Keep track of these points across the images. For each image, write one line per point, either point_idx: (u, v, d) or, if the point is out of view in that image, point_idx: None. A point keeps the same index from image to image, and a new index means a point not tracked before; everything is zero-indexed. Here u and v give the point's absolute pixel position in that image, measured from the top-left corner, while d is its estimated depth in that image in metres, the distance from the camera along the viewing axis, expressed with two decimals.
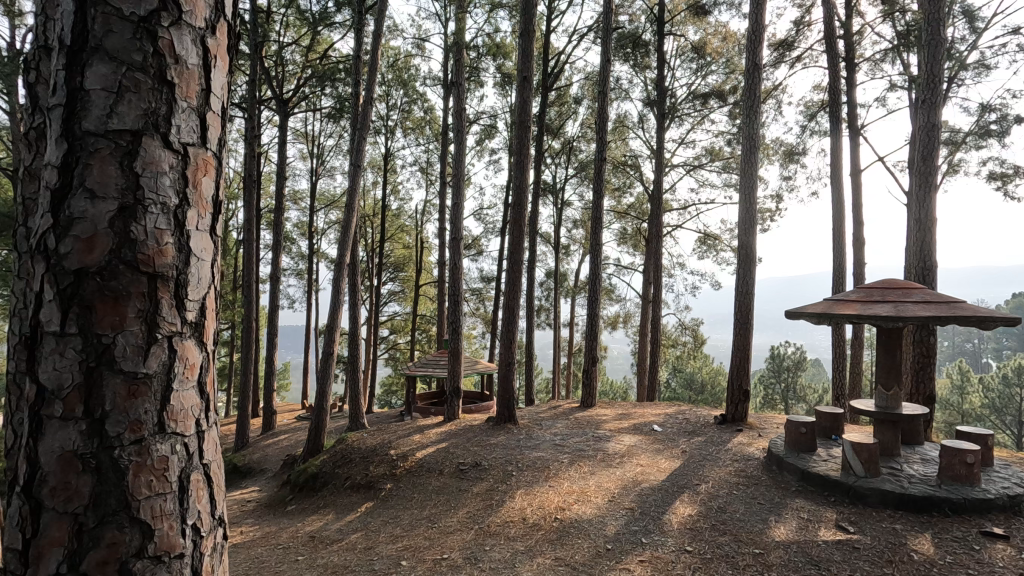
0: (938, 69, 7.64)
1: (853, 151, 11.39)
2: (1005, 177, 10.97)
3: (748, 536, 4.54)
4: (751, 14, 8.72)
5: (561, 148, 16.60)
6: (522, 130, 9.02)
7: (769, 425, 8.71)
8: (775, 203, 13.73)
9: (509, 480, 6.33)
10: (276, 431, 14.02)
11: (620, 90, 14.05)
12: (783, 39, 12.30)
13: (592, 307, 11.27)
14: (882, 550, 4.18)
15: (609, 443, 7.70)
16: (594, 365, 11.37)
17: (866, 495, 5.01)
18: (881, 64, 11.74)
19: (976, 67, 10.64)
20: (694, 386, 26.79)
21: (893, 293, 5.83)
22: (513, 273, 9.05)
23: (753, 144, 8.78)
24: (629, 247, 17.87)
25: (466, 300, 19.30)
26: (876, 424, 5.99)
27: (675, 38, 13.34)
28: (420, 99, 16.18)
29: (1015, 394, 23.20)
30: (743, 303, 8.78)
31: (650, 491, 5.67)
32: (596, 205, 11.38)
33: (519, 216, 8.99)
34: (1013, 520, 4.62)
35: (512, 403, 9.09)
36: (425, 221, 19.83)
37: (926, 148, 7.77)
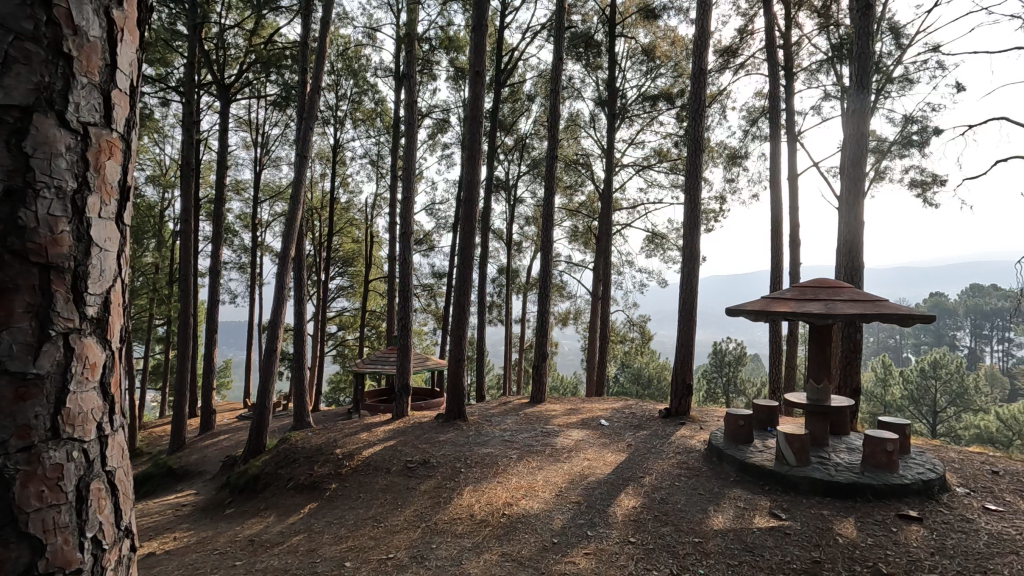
0: (867, 80, 8.11)
1: (791, 157, 11.97)
2: (924, 185, 11.77)
3: (688, 526, 4.69)
4: (698, 20, 8.97)
5: (514, 145, 16.67)
6: (475, 127, 8.97)
7: (711, 418, 9.02)
8: (719, 204, 14.26)
9: (458, 476, 6.30)
10: (215, 431, 13.43)
11: (573, 89, 14.22)
12: (728, 46, 12.77)
13: (543, 303, 11.35)
14: (810, 534, 4.42)
15: (558, 438, 7.80)
16: (544, 362, 11.45)
17: (797, 483, 5.28)
18: (817, 74, 12.41)
19: (900, 81, 11.40)
20: (641, 380, 27.52)
21: (823, 292, 6.14)
22: (464, 269, 8.99)
23: (698, 146, 9.07)
24: (580, 246, 18.11)
25: (416, 296, 19.04)
26: (807, 416, 6.31)
27: (627, 40, 13.59)
28: (370, 89, 15.85)
29: (931, 385, 25.06)
30: (688, 300, 9.06)
31: (597, 484, 5.78)
32: (548, 202, 11.44)
33: (470, 212, 8.96)
34: (925, 503, 4.99)
35: (461, 400, 9.05)
36: (376, 216, 19.46)
37: (855, 156, 8.27)
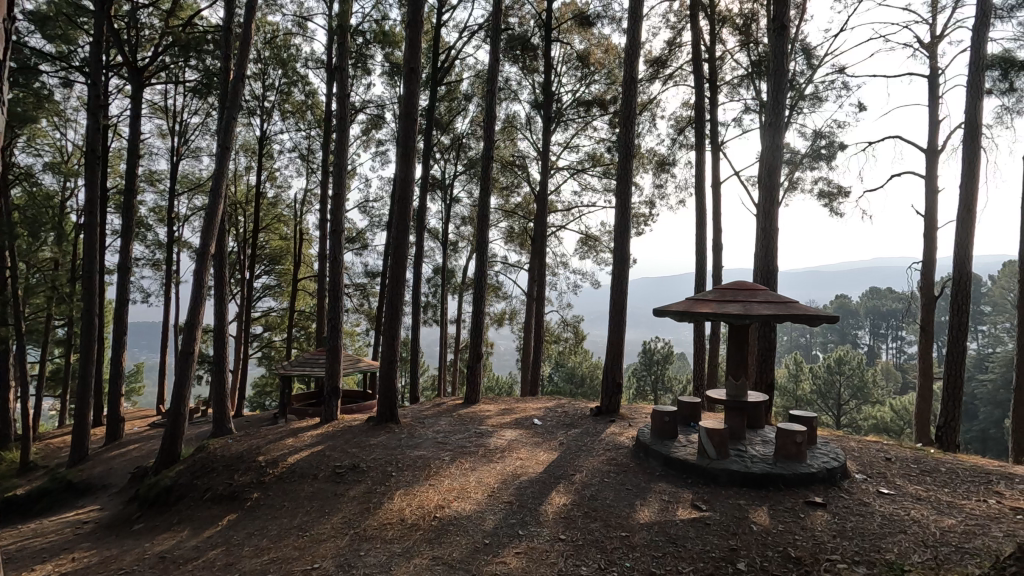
0: (782, 97, 8.68)
1: (715, 165, 12.60)
2: (830, 195, 12.74)
3: (616, 520, 4.83)
4: (630, 30, 9.26)
5: (451, 144, 16.58)
6: (410, 124, 8.80)
7: (638, 415, 9.33)
8: (649, 209, 14.81)
9: (388, 480, 6.15)
10: (123, 441, 12.43)
11: (509, 91, 14.30)
12: (658, 57, 13.27)
13: (479, 305, 11.31)
14: (728, 524, 4.66)
15: (491, 439, 7.80)
16: (478, 363, 11.42)
17: (717, 475, 5.56)
18: (738, 88, 13.17)
19: (811, 98, 12.30)
20: (575, 380, 28.17)
21: (741, 294, 6.51)
22: (397, 268, 8.80)
23: (629, 152, 9.37)
24: (516, 247, 18.23)
25: (347, 296, 18.46)
26: (727, 412, 6.65)
27: (562, 45, 13.80)
28: (300, 81, 15.23)
29: (836, 380, 27.20)
30: (618, 301, 9.32)
31: (529, 484, 5.83)
32: (483, 203, 11.43)
33: (403, 212, 8.80)
34: (830, 490, 5.39)
35: (393, 402, 8.86)
36: (306, 212, 18.72)
37: (770, 167, 8.82)
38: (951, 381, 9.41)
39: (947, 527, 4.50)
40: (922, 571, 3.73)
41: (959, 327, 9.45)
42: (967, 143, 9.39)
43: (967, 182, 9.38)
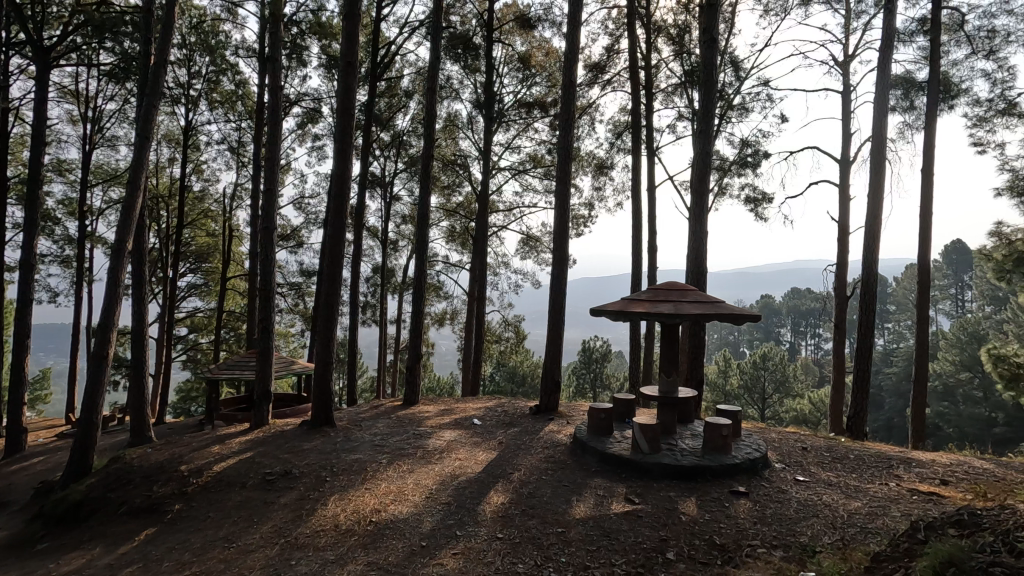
0: (711, 107, 9.10)
1: (650, 169, 13.04)
2: (756, 201, 13.49)
3: (553, 517, 4.91)
4: (569, 35, 9.44)
5: (391, 141, 16.29)
6: (347, 119, 8.56)
7: (576, 413, 9.52)
8: (588, 211, 15.14)
9: (322, 486, 5.98)
10: (26, 454, 11.36)
11: (450, 90, 14.19)
12: (596, 62, 13.60)
13: (419, 305, 11.17)
14: (658, 515, 4.85)
15: (430, 440, 7.73)
16: (418, 363, 11.26)
17: (650, 469, 5.77)
18: (672, 96, 13.69)
19: (738, 109, 12.99)
20: (516, 379, 28.37)
21: (672, 294, 6.77)
22: (333, 267, 8.54)
23: (568, 153, 9.54)
24: (457, 246, 18.14)
25: (281, 296, 17.72)
26: (660, 408, 6.90)
27: (504, 46, 13.85)
28: (230, 69, 14.49)
29: (760, 375, 28.80)
30: (557, 301, 9.47)
31: (468, 484, 5.82)
32: (424, 201, 11.29)
33: (340, 208, 8.55)
34: (752, 479, 5.71)
35: (328, 405, 8.60)
36: (236, 208, 17.83)
37: (701, 172, 9.24)
38: (860, 375, 10.18)
39: (853, 509, 4.87)
40: (831, 551, 4.03)
41: (867, 324, 10.25)
42: (875, 156, 10.20)
43: (875, 191, 10.18)
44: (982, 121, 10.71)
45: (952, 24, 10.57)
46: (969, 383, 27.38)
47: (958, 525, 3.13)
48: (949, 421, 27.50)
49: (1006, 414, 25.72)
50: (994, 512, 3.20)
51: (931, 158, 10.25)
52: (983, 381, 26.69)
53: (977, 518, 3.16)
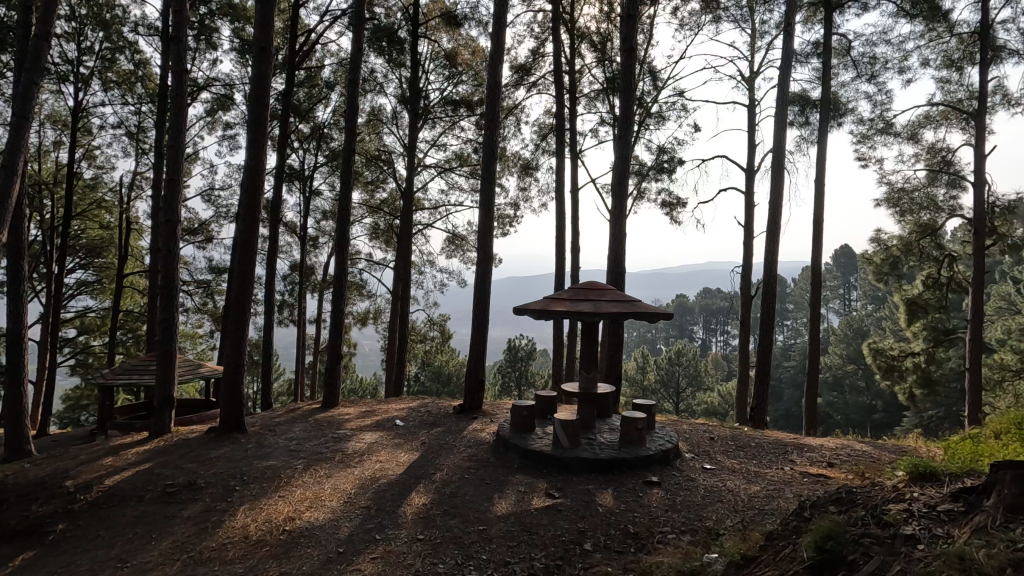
0: (630, 113, 9.48)
1: (573, 172, 13.37)
2: (672, 206, 14.19)
3: (474, 515, 4.92)
4: (495, 35, 9.48)
5: (310, 133, 15.62)
6: (261, 110, 8.11)
7: (499, 411, 9.59)
8: (513, 211, 15.28)
9: (231, 496, 5.63)
10: None
11: (374, 83, 13.81)
12: (522, 64, 13.76)
13: (340, 304, 10.81)
14: (577, 508, 5.00)
15: (349, 443, 7.50)
16: (337, 365, 10.89)
17: (569, 463, 5.93)
18: (594, 101, 14.12)
19: (656, 117, 13.63)
20: (441, 379, 28.13)
21: (592, 293, 6.99)
22: (244, 264, 8.06)
23: (493, 153, 9.58)
24: (381, 244, 17.73)
25: (186, 294, 16.49)
26: (580, 404, 7.10)
27: (429, 42, 13.67)
28: (128, 47, 13.29)
29: (675, 371, 30.35)
30: (481, 300, 9.50)
31: (388, 486, 5.70)
32: (346, 196, 10.90)
33: (253, 202, 8.08)
34: (664, 469, 6.01)
35: (239, 410, 8.12)
36: (135, 199, 16.39)
37: (620, 177, 9.62)
38: (762, 369, 10.98)
39: (753, 492, 5.27)
40: (732, 532, 4.33)
41: (768, 322, 11.08)
42: (775, 166, 11.04)
43: (776, 198, 11.03)
44: (865, 139, 11.89)
45: (840, 49, 11.64)
46: (854, 374, 30.30)
47: (837, 502, 3.47)
48: (838, 409, 30.33)
49: (884, 401, 28.71)
50: (865, 488, 3.58)
51: (822, 170, 11.26)
52: (865, 373, 29.64)
53: (852, 495, 3.51)
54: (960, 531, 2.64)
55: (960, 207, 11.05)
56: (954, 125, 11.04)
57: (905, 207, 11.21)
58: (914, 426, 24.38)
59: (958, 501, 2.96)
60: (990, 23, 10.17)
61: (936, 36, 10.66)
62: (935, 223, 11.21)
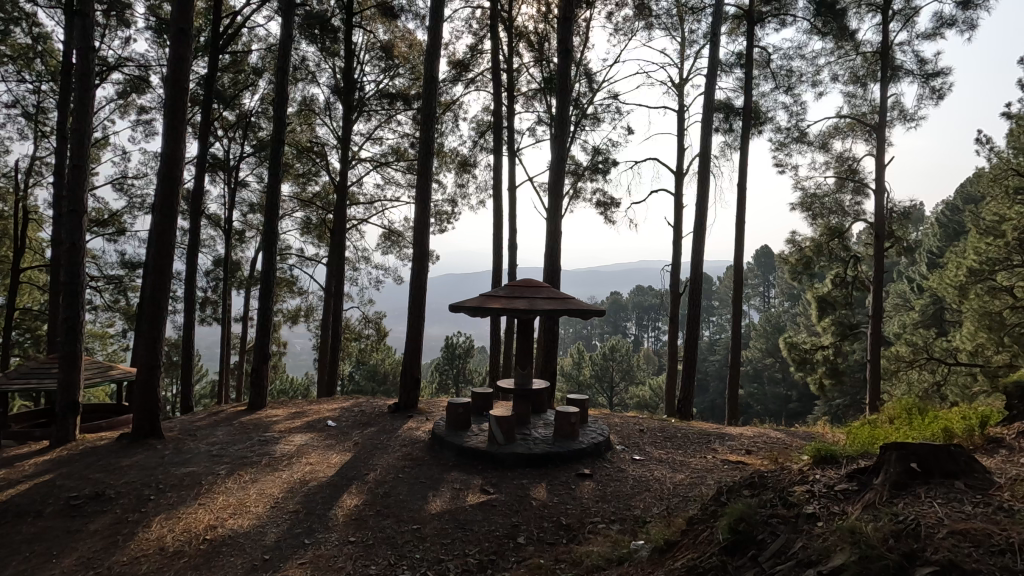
0: (566, 114, 9.64)
1: (511, 170, 13.46)
2: (606, 206, 14.59)
3: (408, 515, 4.87)
4: (432, 29, 9.36)
5: (236, 121, 14.83)
6: (180, 95, 7.58)
7: (435, 409, 9.52)
8: (451, 207, 15.18)
9: (144, 506, 5.27)
10: None
11: (306, 72, 13.28)
12: (460, 60, 13.67)
13: (268, 302, 10.34)
14: (511, 502, 5.05)
15: (277, 446, 7.21)
16: (265, 365, 10.44)
17: (504, 458, 5.98)
18: (532, 100, 14.25)
19: (591, 119, 13.97)
20: (376, 377, 27.55)
21: (527, 290, 7.06)
22: (161, 259, 7.53)
23: (429, 149, 9.46)
24: (313, 239, 17.13)
25: (94, 291, 15.23)
26: (515, 400, 7.17)
27: (365, 33, 13.32)
28: (24, 19, 12.08)
29: (609, 366, 31.23)
30: (417, 297, 9.38)
31: (318, 489, 5.54)
32: (274, 188, 10.44)
33: (172, 193, 7.57)
34: (596, 461, 6.19)
35: (155, 414, 7.61)
36: (34, 186, 14.95)
37: (556, 176, 9.78)
38: (689, 363, 11.51)
39: (678, 481, 5.52)
40: (658, 519, 4.52)
41: (694, 318, 11.63)
42: (702, 169, 11.59)
43: (702, 200, 11.59)
44: (782, 147, 12.69)
45: (761, 60, 12.36)
46: (772, 366, 32.36)
47: (750, 486, 3.71)
48: (758, 399, 32.32)
49: (798, 391, 30.84)
50: (775, 472, 3.84)
51: (744, 174, 11.94)
52: (781, 365, 31.74)
53: (763, 479, 3.76)
54: (853, 508, 2.90)
55: (864, 212, 12.05)
56: (859, 136, 12.00)
57: (816, 211, 12.22)
58: (823, 413, 26.37)
59: (852, 480, 3.24)
60: (889, 44, 11.11)
61: (844, 53, 11.54)
62: (843, 226, 12.15)
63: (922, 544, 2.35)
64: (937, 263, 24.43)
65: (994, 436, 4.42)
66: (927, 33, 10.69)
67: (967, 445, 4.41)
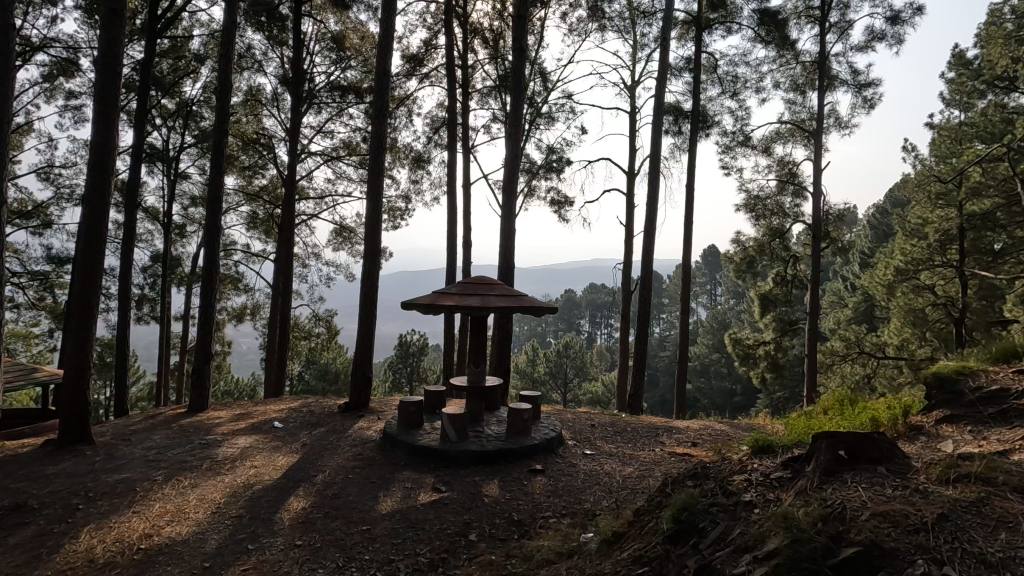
0: (521, 112, 9.66)
1: (465, 167, 13.39)
2: (560, 204, 14.74)
3: (358, 516, 4.78)
4: (384, 21, 9.17)
5: (176, 109, 14.12)
6: (112, 79, 7.13)
7: (387, 408, 9.38)
8: (404, 204, 14.97)
9: (72, 516, 4.96)
10: None
11: (251, 60, 12.76)
12: (414, 54, 13.49)
13: (210, 299, 9.91)
14: (463, 500, 5.04)
15: (220, 449, 6.93)
16: (207, 365, 10.00)
17: (457, 456, 5.94)
18: (487, 97, 14.22)
19: (545, 118, 14.07)
20: (327, 377, 26.88)
21: (481, 287, 7.04)
22: (91, 253, 7.08)
23: (381, 144, 9.29)
24: (260, 234, 16.54)
25: (16, 287, 14.19)
26: (469, 398, 7.15)
27: (315, 22, 12.92)
28: None
29: (563, 363, 31.60)
30: (369, 294, 9.21)
31: (263, 493, 5.35)
32: (217, 181, 9.98)
33: (103, 184, 7.14)
34: (548, 457, 6.25)
35: (85, 418, 7.16)
36: None
37: (511, 173, 9.80)
38: (639, 359, 11.79)
39: (627, 474, 5.66)
40: (607, 512, 4.61)
41: (645, 314, 11.91)
42: (653, 170, 11.88)
43: (652, 200, 11.88)
44: (727, 150, 13.17)
45: (709, 65, 12.77)
46: (719, 362, 33.58)
47: (693, 477, 3.84)
48: (704, 394, 33.45)
49: (743, 385, 32.13)
50: (717, 463, 3.99)
51: (692, 176, 12.32)
52: (727, 360, 32.99)
53: (705, 470, 3.89)
54: (787, 494, 3.05)
55: (802, 214, 12.65)
56: (798, 142, 12.58)
57: (759, 211, 12.69)
58: (764, 406, 27.62)
59: (786, 468, 3.41)
60: (826, 55, 11.71)
61: (786, 62, 12.07)
62: (783, 227, 12.70)
63: (848, 526, 2.50)
64: (868, 263, 25.98)
65: (915, 424, 4.73)
66: (860, 45, 11.32)
67: (892, 433, 4.71)
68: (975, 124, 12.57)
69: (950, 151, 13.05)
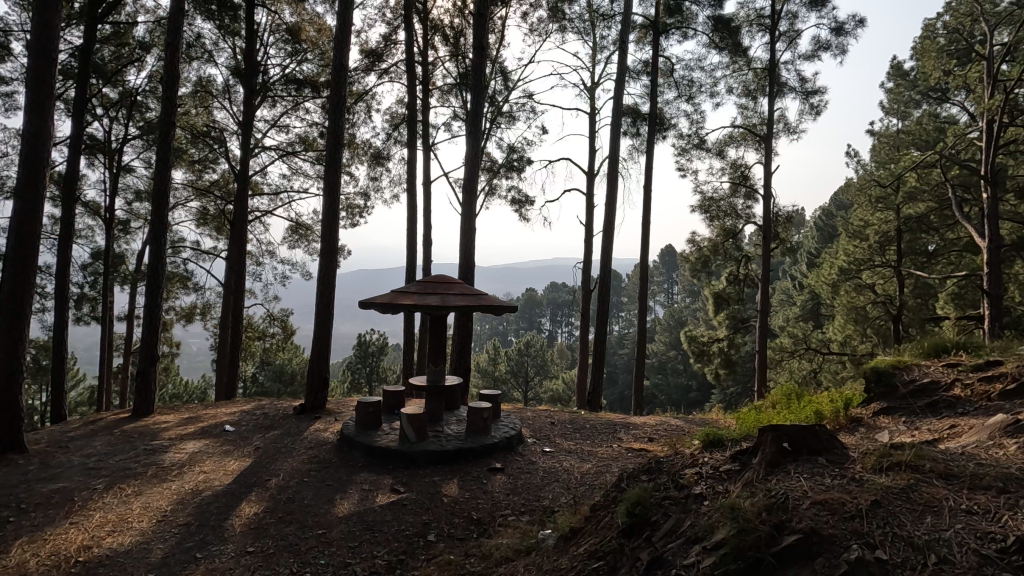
0: (480, 110, 9.62)
1: (425, 165, 13.26)
2: (520, 203, 14.79)
3: (313, 519, 4.68)
4: (341, 14, 8.97)
5: (118, 99, 13.42)
6: (47, 66, 6.70)
7: (344, 409, 9.19)
8: (363, 201, 14.71)
9: (2, 529, 4.65)
10: None
11: (201, 50, 12.25)
12: (373, 49, 13.25)
13: (156, 299, 9.47)
14: (421, 501, 5.00)
15: (166, 454, 6.64)
16: (152, 367, 9.56)
17: (415, 457, 5.88)
18: (448, 95, 14.12)
19: (506, 116, 14.09)
20: (282, 378, 26.12)
21: (440, 286, 6.98)
22: (23, 251, 6.65)
23: (338, 140, 9.09)
24: (211, 231, 15.95)
25: None
26: (428, 398, 7.08)
27: (269, 13, 12.51)
28: None
29: (524, 361, 31.72)
30: (325, 293, 9.01)
31: (213, 499, 5.17)
32: (163, 175, 9.54)
33: (36, 177, 6.71)
34: (507, 455, 6.27)
35: (18, 425, 6.71)
36: None
37: (471, 171, 9.77)
38: (598, 356, 11.97)
39: (585, 470, 5.74)
40: (565, 508, 4.67)
41: (604, 313, 12.09)
42: (612, 171, 12.06)
43: (611, 200, 12.06)
44: (683, 152, 13.51)
45: (666, 69, 13.07)
46: (675, 359, 34.42)
47: (647, 472, 3.93)
48: (661, 390, 34.26)
49: (697, 381, 33.06)
50: (670, 457, 4.10)
51: (650, 177, 12.57)
52: (683, 357, 33.86)
53: (659, 464, 3.99)
54: (734, 486, 3.16)
55: (754, 215, 13.10)
56: (750, 145, 13.02)
57: (713, 213, 13.07)
58: (718, 401, 28.55)
59: (734, 461, 3.53)
60: (776, 63, 12.17)
61: (738, 68, 12.48)
62: (736, 228, 13.12)
63: (790, 515, 2.61)
64: (814, 262, 27.15)
65: (855, 417, 4.98)
66: (807, 54, 11.82)
67: (834, 426, 4.95)
68: (911, 132, 13.32)
69: (889, 158, 13.77)
